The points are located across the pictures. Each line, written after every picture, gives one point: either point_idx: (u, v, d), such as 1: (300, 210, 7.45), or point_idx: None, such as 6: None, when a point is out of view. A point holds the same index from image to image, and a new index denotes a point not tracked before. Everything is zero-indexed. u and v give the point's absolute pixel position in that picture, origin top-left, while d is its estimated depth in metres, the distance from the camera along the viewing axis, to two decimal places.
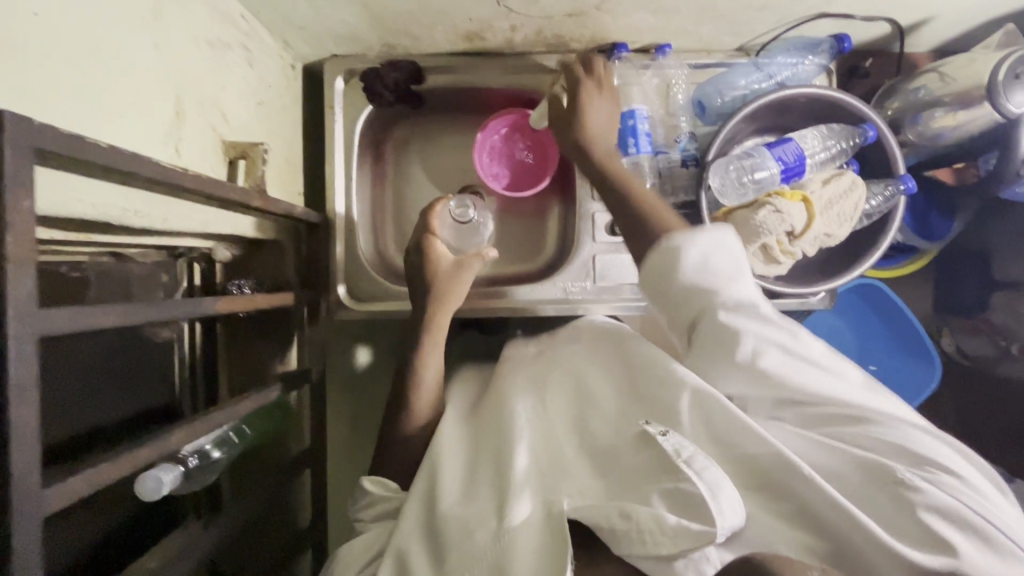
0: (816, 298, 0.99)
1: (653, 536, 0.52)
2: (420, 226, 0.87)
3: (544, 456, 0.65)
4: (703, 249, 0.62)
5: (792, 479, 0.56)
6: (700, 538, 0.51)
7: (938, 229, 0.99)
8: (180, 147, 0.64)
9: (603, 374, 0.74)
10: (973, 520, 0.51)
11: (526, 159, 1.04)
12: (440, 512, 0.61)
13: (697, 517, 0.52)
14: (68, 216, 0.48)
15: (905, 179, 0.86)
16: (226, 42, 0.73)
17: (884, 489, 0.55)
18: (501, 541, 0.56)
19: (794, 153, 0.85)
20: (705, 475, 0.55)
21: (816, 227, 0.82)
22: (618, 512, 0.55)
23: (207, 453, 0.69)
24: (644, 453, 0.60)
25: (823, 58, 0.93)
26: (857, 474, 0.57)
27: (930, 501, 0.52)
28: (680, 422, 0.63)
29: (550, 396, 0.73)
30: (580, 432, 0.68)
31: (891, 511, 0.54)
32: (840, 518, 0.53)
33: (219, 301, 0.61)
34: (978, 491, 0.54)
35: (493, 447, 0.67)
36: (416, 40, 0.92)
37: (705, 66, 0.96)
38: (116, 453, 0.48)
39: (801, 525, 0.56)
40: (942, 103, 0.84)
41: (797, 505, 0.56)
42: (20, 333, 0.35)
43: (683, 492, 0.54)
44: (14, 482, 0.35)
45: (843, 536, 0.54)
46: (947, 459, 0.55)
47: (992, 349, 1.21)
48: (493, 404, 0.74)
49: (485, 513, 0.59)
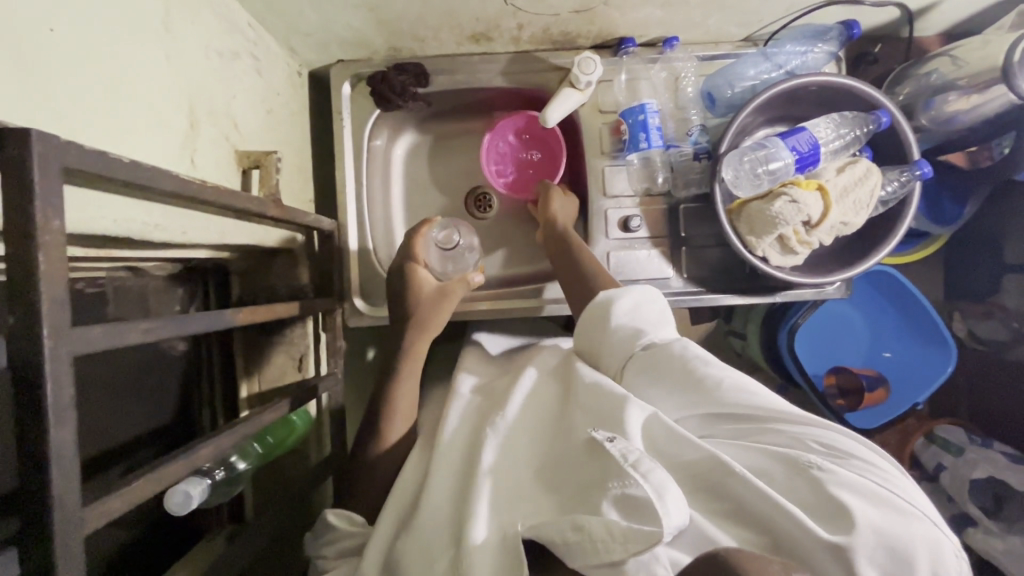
0: (831, 287, 0.98)
1: (604, 542, 0.48)
2: (404, 253, 0.88)
3: (501, 471, 0.62)
4: (629, 304, 0.73)
5: (727, 475, 0.53)
6: (645, 538, 0.46)
7: (950, 213, 0.98)
8: (195, 158, 0.63)
9: (558, 399, 0.72)
10: (883, 495, 0.50)
11: (535, 157, 1.04)
12: (400, 546, 0.59)
13: (644, 518, 0.48)
14: (91, 231, 0.47)
15: (921, 164, 0.84)
16: (235, 51, 0.73)
17: (801, 475, 0.53)
18: (460, 562, 0.53)
19: (809, 143, 0.83)
20: (653, 475, 0.50)
21: (832, 216, 0.82)
22: (571, 524, 0.50)
23: (232, 464, 0.69)
24: (595, 463, 0.55)
25: (831, 45, 0.91)
26: (775, 467, 0.55)
27: (841, 480, 0.51)
28: (625, 427, 0.58)
29: (508, 413, 0.70)
30: (535, 450, 0.65)
31: (812, 497, 0.52)
32: (772, 507, 0.50)
33: (241, 312, 0.61)
34: (884, 473, 0.53)
35: (459, 471, 0.65)
36: (422, 43, 0.92)
37: (712, 58, 0.96)
38: (147, 471, 0.47)
39: (739, 522, 0.52)
40: (956, 86, 0.83)
41: (733, 502, 0.52)
42: (54, 352, 0.35)
43: (632, 497, 0.49)
44: (54, 503, 0.35)
45: (776, 530, 0.50)
46: (850, 443, 0.56)
47: (1005, 333, 1.22)
48: (455, 427, 0.72)
49: (447, 541, 0.57)
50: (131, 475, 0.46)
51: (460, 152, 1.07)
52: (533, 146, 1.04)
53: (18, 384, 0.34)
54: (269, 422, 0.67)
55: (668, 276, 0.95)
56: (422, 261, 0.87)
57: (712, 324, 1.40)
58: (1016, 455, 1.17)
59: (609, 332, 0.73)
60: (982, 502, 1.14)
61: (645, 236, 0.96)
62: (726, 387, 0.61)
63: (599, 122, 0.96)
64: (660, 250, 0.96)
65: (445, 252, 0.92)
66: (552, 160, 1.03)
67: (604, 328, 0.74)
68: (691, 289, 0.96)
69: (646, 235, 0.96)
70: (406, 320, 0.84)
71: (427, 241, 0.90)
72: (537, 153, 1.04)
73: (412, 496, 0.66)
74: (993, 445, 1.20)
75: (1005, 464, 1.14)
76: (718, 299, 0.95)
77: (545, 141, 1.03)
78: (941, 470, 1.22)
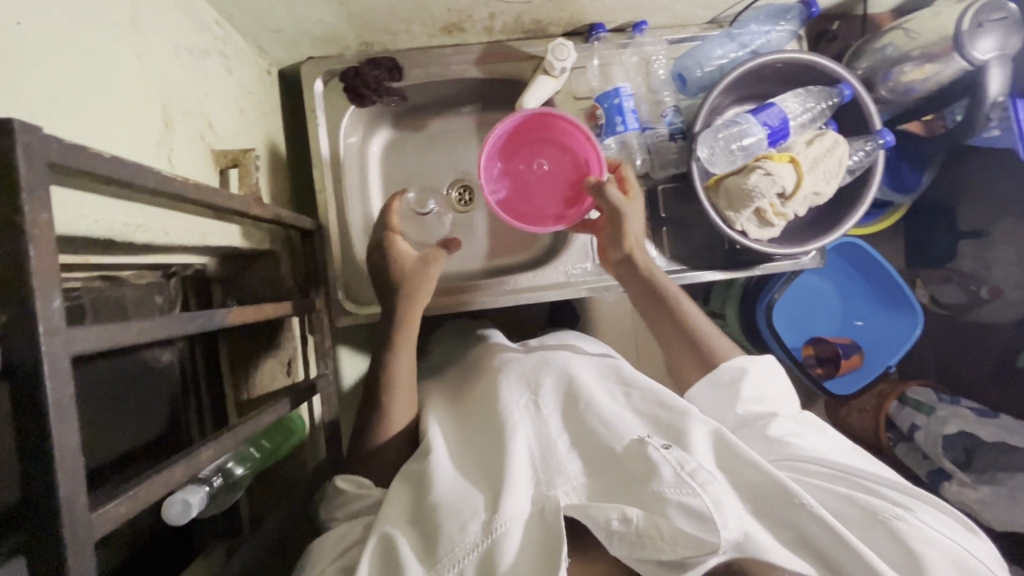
0: (807, 257, 1.01)
1: (654, 543, 0.52)
2: (381, 225, 0.86)
3: (537, 451, 0.65)
4: (757, 384, 0.75)
5: (793, 503, 0.57)
6: (701, 545, 0.50)
7: (910, 181, 1.06)
8: (172, 157, 0.62)
9: (601, 386, 0.73)
10: (962, 554, 0.55)
11: (537, 168, 0.90)
12: (432, 501, 0.61)
13: (704, 528, 0.51)
14: (71, 233, 0.46)
15: (884, 133, 0.89)
16: (204, 49, 0.71)
17: (881, 526, 0.58)
18: (490, 534, 0.56)
19: (779, 117, 0.87)
20: (710, 488, 0.53)
21: (805, 186, 0.85)
22: (618, 514, 0.54)
23: (231, 470, 0.68)
24: (645, 462, 0.57)
25: (792, 25, 0.95)
26: (852, 513, 0.60)
27: (922, 535, 0.56)
28: (689, 441, 0.62)
29: (543, 395, 0.72)
30: (576, 432, 0.66)
31: (890, 547, 0.56)
32: (838, 538, 0.54)
33: (231, 312, 0.59)
34: (964, 537, 0.58)
35: (489, 451, 0.67)
36: (394, 36, 0.91)
37: (680, 41, 0.98)
38: (149, 476, 0.46)
39: (801, 549, 0.56)
40: (910, 58, 0.88)
41: (797, 530, 0.56)
42: (52, 351, 0.33)
43: (688, 505, 0.52)
44: (63, 506, 0.34)
45: (832, 554, 0.54)
46: (928, 505, 0.60)
47: (964, 296, 1.31)
48: (485, 407, 0.75)
49: (476, 507, 0.59)
50: (134, 482, 0.45)
51: (437, 145, 1.06)
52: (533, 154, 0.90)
53: (17, 387, 0.33)
54: (266, 424, 0.65)
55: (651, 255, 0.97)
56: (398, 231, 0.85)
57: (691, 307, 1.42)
58: (981, 410, 1.23)
59: (728, 399, 0.75)
60: (954, 456, 1.20)
61: None
62: (814, 449, 0.67)
63: (575, 108, 0.97)
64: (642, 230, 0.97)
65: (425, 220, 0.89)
66: (559, 177, 0.89)
67: (724, 396, 0.76)
68: (674, 267, 0.98)
69: None
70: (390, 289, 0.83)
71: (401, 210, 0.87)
72: (544, 163, 0.90)
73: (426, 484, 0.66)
74: (960, 402, 1.26)
75: (972, 419, 1.20)
76: (699, 276, 0.98)
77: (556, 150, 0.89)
78: (914, 430, 1.26)
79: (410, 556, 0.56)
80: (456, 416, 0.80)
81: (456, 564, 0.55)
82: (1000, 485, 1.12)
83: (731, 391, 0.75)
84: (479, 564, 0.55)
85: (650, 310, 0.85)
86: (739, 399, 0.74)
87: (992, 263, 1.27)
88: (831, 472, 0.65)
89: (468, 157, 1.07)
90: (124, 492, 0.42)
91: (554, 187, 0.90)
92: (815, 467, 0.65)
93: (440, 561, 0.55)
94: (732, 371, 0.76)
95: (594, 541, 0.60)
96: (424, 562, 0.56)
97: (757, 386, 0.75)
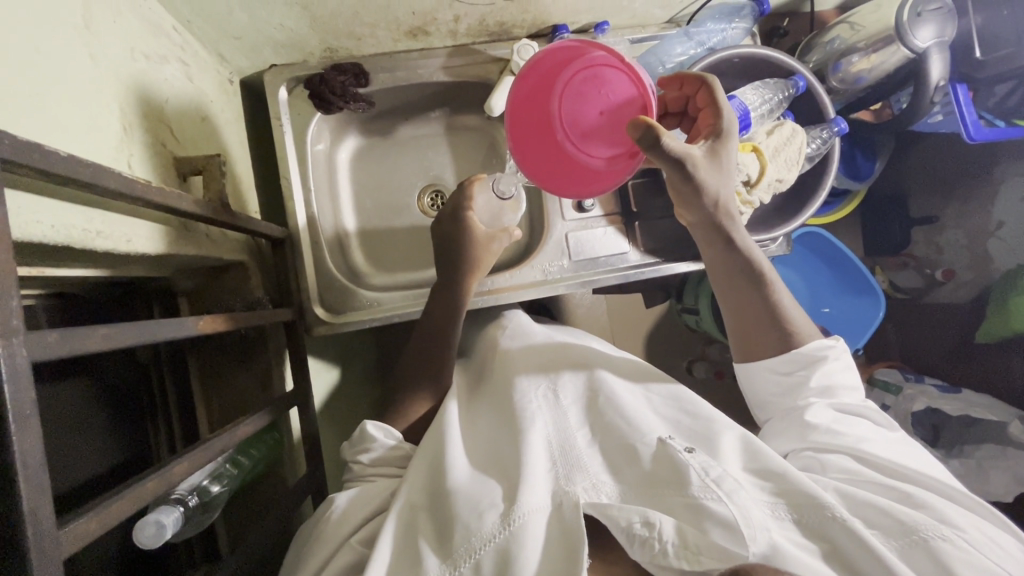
0: (774, 244, 1.04)
1: (679, 552, 0.55)
2: (460, 195, 0.91)
3: (556, 443, 0.69)
4: (822, 373, 0.76)
5: (824, 519, 0.58)
6: (729, 556, 0.54)
7: (864, 169, 1.12)
8: (133, 162, 0.60)
9: (627, 388, 0.78)
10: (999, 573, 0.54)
11: (591, 107, 0.66)
12: (447, 489, 0.64)
13: (733, 539, 0.55)
14: (26, 240, 0.44)
15: (837, 120, 0.93)
16: (161, 54, 0.70)
17: (919, 544, 0.57)
18: (511, 524, 0.58)
19: (739, 109, 0.86)
20: (733, 496, 0.58)
21: (769, 173, 0.89)
22: (641, 517, 0.57)
23: (206, 489, 0.65)
24: (669, 465, 0.63)
25: (746, 22, 1.01)
26: (889, 523, 0.60)
27: (961, 556, 0.55)
28: (721, 449, 0.66)
29: (562, 388, 0.77)
30: (600, 432, 0.71)
31: (926, 565, 0.56)
32: (869, 551, 0.55)
33: (201, 321, 0.57)
34: (1001, 552, 0.58)
35: (507, 444, 0.70)
36: (359, 41, 0.92)
37: (641, 40, 1.01)
38: (118, 492, 0.44)
39: (835, 565, 0.56)
40: (856, 49, 0.93)
41: (830, 544, 0.58)
42: (8, 348, 0.32)
43: (716, 513, 0.56)
44: (27, 521, 0.32)
45: (854, 559, 0.56)
46: (973, 526, 0.59)
47: (921, 279, 1.38)
48: (501, 395, 0.79)
49: (493, 500, 0.61)
50: (99, 498, 0.42)
51: (405, 152, 1.06)
52: (579, 94, 0.66)
53: None
54: (243, 437, 0.63)
55: (625, 250, 1.00)
56: (473, 207, 0.90)
57: (666, 304, 1.44)
58: (943, 386, 1.26)
59: (798, 384, 0.76)
60: (924, 433, 1.23)
61: (599, 215, 1.00)
62: (857, 454, 0.69)
63: None
64: (615, 227, 1.01)
65: (498, 204, 0.91)
66: (623, 122, 0.66)
67: (794, 381, 0.77)
68: (648, 261, 1.01)
69: (600, 213, 1.00)
70: (450, 257, 0.89)
71: (483, 188, 0.91)
72: (597, 99, 0.66)
73: (422, 496, 0.65)
74: (924, 379, 1.29)
75: (937, 395, 1.24)
76: (673, 268, 1.01)
77: (609, 83, 0.66)
78: (885, 410, 1.29)
79: (425, 546, 0.59)
80: (469, 411, 0.81)
81: (471, 555, 0.57)
82: (968, 457, 1.16)
83: (803, 377, 0.76)
84: (496, 554, 0.57)
85: (724, 286, 0.81)
86: (807, 387, 0.76)
87: (943, 246, 1.36)
88: (870, 483, 0.65)
89: (439, 161, 1.07)
90: (93, 507, 0.40)
91: (610, 138, 0.67)
92: (852, 475, 0.67)
93: (457, 554, 0.57)
94: (809, 358, 0.76)
95: (612, 541, 0.63)
96: (439, 553, 0.58)
97: (819, 376, 0.75)
